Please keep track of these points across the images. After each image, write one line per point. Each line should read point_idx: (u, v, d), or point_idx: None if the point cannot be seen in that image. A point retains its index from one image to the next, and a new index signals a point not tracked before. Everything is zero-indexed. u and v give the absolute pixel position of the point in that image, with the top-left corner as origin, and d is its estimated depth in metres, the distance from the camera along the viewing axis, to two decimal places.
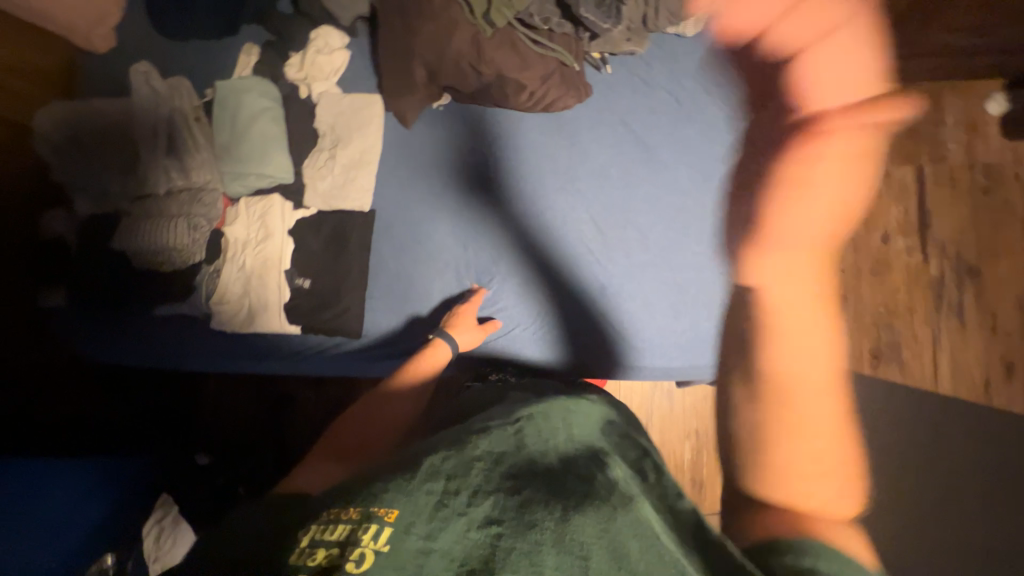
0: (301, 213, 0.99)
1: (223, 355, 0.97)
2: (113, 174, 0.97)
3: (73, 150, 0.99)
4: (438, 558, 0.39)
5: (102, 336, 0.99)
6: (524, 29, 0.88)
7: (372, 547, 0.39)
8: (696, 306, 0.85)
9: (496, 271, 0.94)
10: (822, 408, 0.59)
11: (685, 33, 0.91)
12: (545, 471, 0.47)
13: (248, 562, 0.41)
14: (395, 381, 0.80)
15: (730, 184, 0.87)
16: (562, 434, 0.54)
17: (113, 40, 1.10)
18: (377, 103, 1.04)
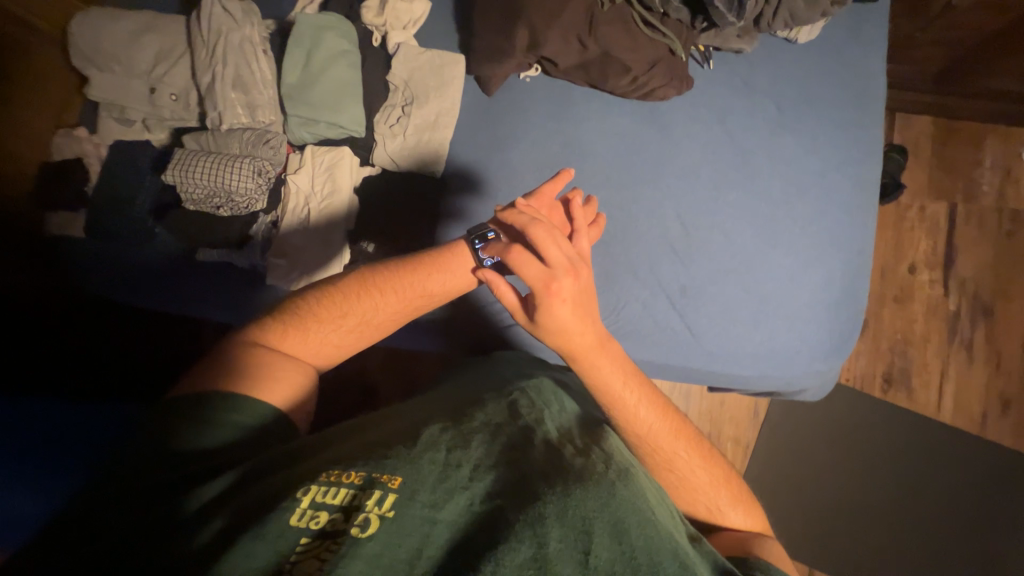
0: (368, 171, 0.94)
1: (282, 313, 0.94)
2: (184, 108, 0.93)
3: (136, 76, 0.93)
4: (441, 526, 0.45)
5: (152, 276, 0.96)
6: (640, 10, 0.85)
7: (376, 512, 0.45)
8: (775, 317, 0.85)
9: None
10: (664, 435, 0.69)
11: (796, 38, 0.89)
12: (532, 454, 0.54)
13: (243, 516, 0.46)
14: (388, 285, 0.73)
15: (823, 200, 0.87)
16: (559, 412, 0.64)
17: None
18: (461, 63, 0.96)
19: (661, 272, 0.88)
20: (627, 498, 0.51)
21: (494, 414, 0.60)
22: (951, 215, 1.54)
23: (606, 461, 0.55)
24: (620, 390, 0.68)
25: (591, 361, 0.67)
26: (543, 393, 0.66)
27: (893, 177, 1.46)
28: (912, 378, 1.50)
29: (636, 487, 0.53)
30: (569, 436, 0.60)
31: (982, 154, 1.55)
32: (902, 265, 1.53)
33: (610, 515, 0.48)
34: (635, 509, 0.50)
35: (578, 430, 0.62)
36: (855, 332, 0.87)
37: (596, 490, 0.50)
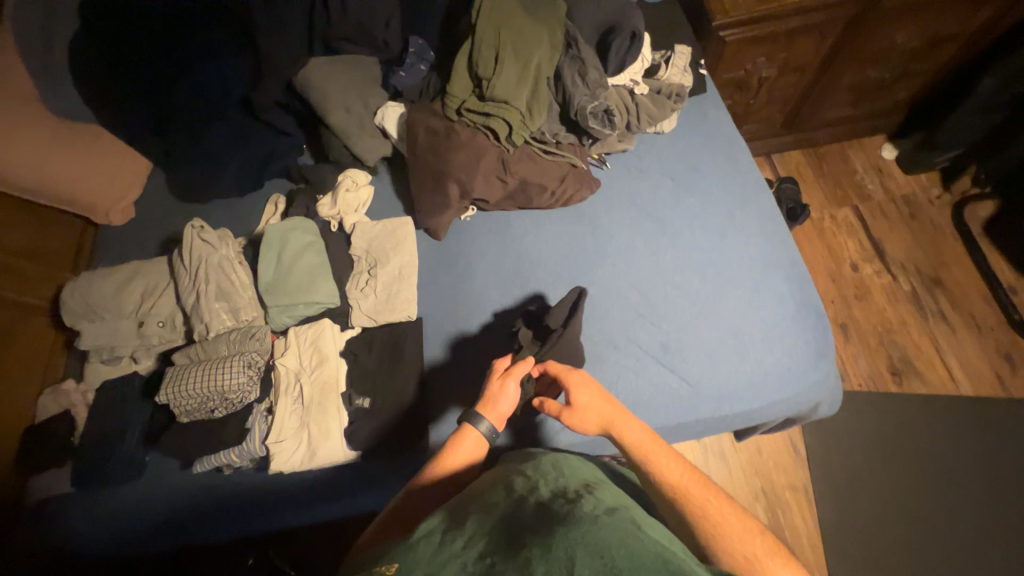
0: (350, 333, 1.02)
1: (293, 502, 0.94)
2: (171, 333, 1.02)
3: (125, 318, 1.03)
4: None
5: (159, 506, 0.96)
6: (538, 144, 1.06)
7: None
8: (754, 344, 0.91)
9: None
10: (692, 483, 0.70)
11: (662, 130, 1.12)
12: (499, 552, 0.51)
13: None
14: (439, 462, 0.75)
15: (743, 235, 1.00)
16: (557, 478, 0.66)
17: (148, 215, 1.34)
18: (409, 223, 1.12)
19: (639, 337, 0.94)
20: (611, 524, 0.52)
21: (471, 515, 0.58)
22: (859, 215, 1.76)
23: (595, 506, 0.57)
24: (617, 418, 0.74)
25: (588, 400, 0.75)
26: (541, 468, 0.69)
27: (795, 201, 1.69)
28: (916, 364, 1.53)
29: (627, 517, 0.54)
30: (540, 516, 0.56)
31: (853, 164, 1.84)
32: (845, 267, 1.68)
33: (589, 535, 0.50)
34: (621, 533, 0.51)
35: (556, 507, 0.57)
36: (828, 335, 0.93)
37: (578, 524, 0.52)
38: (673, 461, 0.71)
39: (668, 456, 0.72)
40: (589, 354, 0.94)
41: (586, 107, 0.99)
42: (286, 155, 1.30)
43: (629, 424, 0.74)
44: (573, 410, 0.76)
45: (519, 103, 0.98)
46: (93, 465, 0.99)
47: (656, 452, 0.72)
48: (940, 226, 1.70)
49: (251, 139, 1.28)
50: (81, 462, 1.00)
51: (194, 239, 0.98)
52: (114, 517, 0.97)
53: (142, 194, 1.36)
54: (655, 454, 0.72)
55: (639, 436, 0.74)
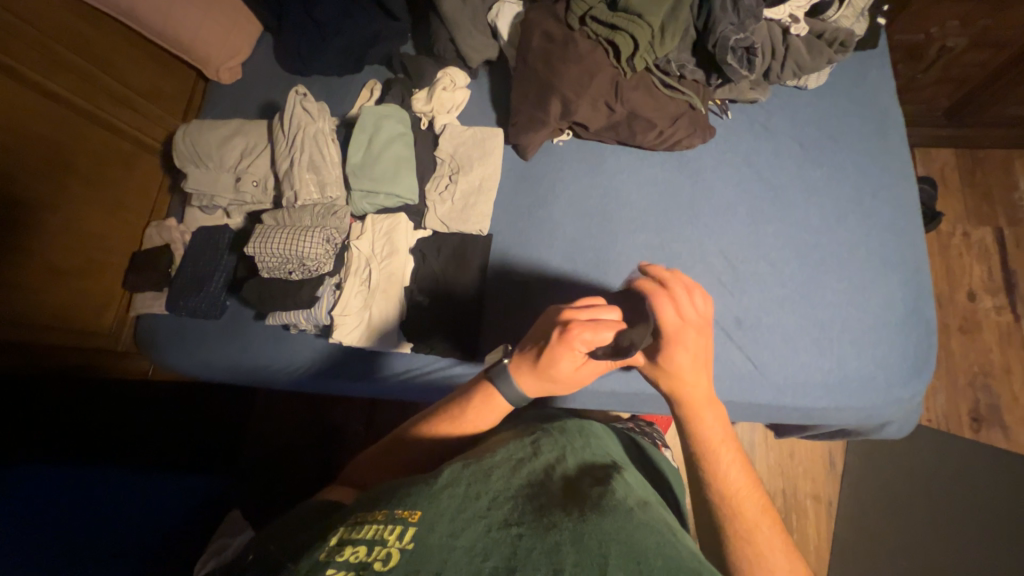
0: (422, 234, 1.03)
1: (328, 372, 1.01)
2: (261, 194, 1.08)
3: (221, 171, 1.09)
4: (458, 551, 0.47)
5: (229, 346, 1.09)
6: (659, 75, 0.95)
7: (398, 545, 0.47)
8: (841, 343, 0.83)
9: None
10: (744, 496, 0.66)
11: (806, 85, 0.97)
12: (526, 525, 0.50)
13: (281, 560, 0.48)
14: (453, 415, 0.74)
15: (866, 224, 0.88)
16: (583, 451, 0.66)
17: (254, 79, 1.37)
18: (499, 135, 1.08)
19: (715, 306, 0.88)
20: (645, 524, 0.52)
21: (498, 476, 0.57)
22: (999, 240, 1.50)
23: (627, 497, 0.56)
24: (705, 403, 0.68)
25: (683, 373, 0.68)
26: (566, 433, 0.69)
27: (927, 207, 1.47)
28: (1005, 416, 1.36)
29: (656, 515, 0.55)
30: (572, 500, 0.54)
31: (1016, 178, 1.54)
32: (960, 294, 1.47)
33: (622, 531, 0.50)
34: (655, 537, 0.51)
35: (588, 491, 0.56)
36: (929, 356, 0.83)
37: (612, 516, 0.52)
38: (738, 468, 0.68)
39: (734, 461, 0.68)
40: None
41: (729, 38, 0.86)
42: (390, 41, 1.26)
43: (710, 414, 0.69)
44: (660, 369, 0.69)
45: (654, 20, 0.86)
46: (186, 298, 1.11)
47: (722, 447, 0.68)
48: None
49: (360, 18, 1.25)
50: (175, 292, 1.13)
51: (298, 106, 0.99)
52: (195, 345, 1.11)
53: (251, 56, 1.39)
54: (723, 454, 0.68)
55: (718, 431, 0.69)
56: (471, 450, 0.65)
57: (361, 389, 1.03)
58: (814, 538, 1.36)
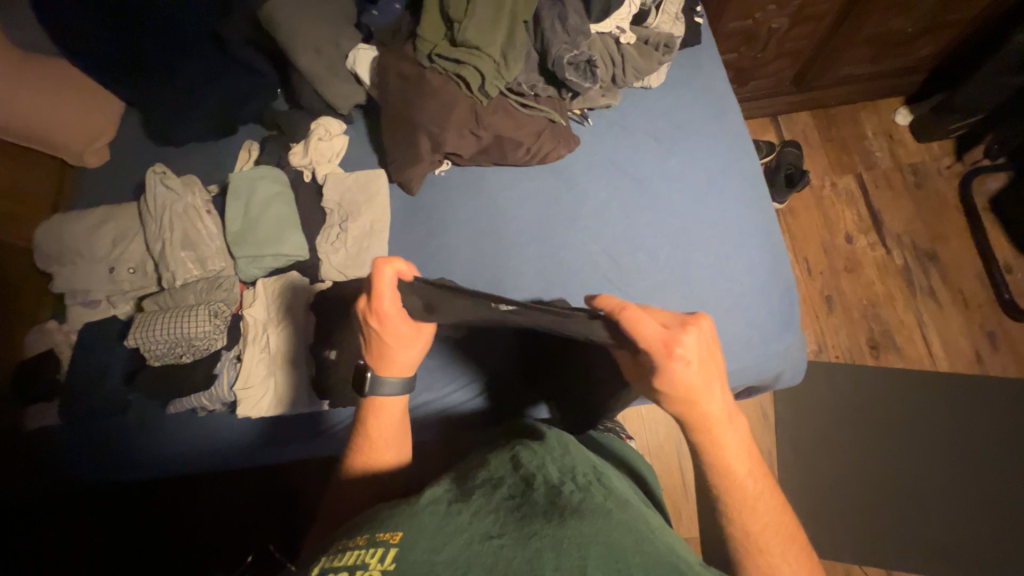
0: (319, 287, 1.01)
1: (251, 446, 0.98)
2: (142, 279, 1.04)
3: (94, 263, 1.04)
4: (440, 567, 0.47)
5: (142, 442, 1.03)
6: (514, 97, 1.00)
7: (378, 567, 0.47)
8: (719, 313, 0.90)
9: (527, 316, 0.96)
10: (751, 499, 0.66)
11: (649, 84, 1.05)
12: (512, 534, 0.51)
13: None
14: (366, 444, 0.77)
15: (722, 201, 0.97)
16: (564, 457, 0.65)
17: (123, 158, 1.31)
18: (382, 175, 1.09)
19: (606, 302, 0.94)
20: (625, 524, 0.53)
21: (480, 493, 0.57)
22: (861, 184, 1.68)
23: (605, 496, 0.58)
24: (727, 430, 0.66)
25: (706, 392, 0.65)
26: (548, 443, 0.68)
27: (796, 166, 1.62)
28: (896, 339, 1.52)
29: (637, 514, 0.56)
30: (557, 501, 0.55)
31: (863, 128, 1.74)
32: (839, 238, 1.64)
33: (603, 533, 0.51)
34: (635, 533, 0.52)
35: (568, 493, 0.57)
36: (793, 309, 0.93)
37: (591, 518, 0.52)
38: (763, 502, 0.67)
39: (761, 493, 0.67)
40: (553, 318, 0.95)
41: (563, 57, 0.93)
42: (260, 99, 1.25)
43: (736, 443, 0.67)
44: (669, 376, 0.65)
45: (492, 50, 0.93)
46: (82, 402, 1.04)
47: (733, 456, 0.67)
48: (944, 198, 1.63)
49: (224, 81, 1.23)
50: (70, 399, 1.05)
51: (160, 185, 0.96)
52: (101, 450, 1.03)
53: (117, 135, 1.33)
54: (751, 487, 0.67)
55: (743, 464, 0.67)
56: (454, 473, 0.66)
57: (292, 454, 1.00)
58: None
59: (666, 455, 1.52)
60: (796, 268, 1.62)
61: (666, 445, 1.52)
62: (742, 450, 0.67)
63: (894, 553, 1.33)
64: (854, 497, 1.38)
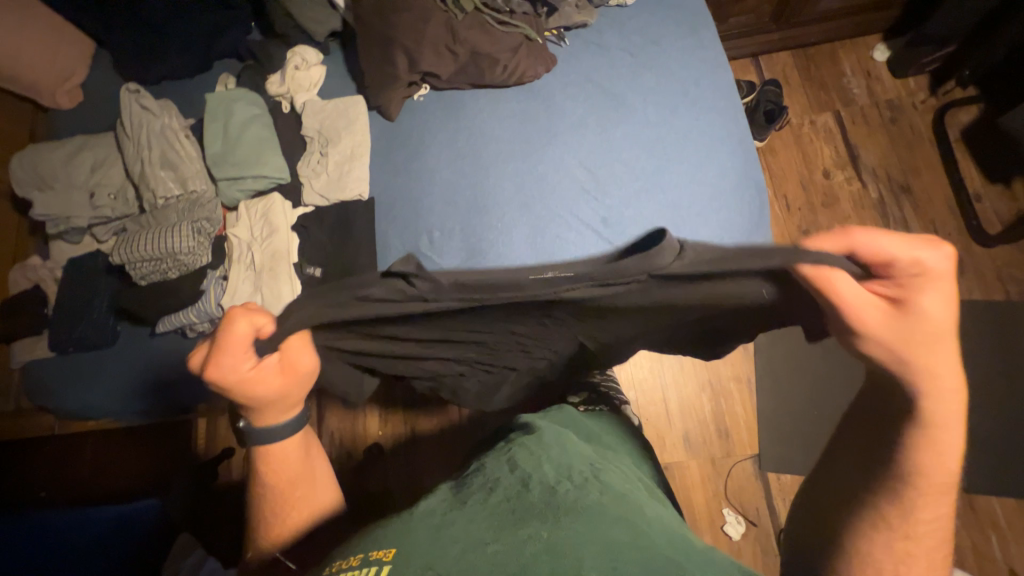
0: (302, 211, 1.03)
1: None
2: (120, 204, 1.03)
3: (71, 188, 1.02)
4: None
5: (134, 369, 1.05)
6: (489, 13, 1.02)
7: None
8: (691, 217, 0.93)
9: (508, 230, 0.98)
10: (940, 491, 0.49)
11: (625, 1, 1.06)
12: (508, 538, 0.47)
13: None
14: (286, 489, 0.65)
15: (695, 112, 0.99)
16: (559, 455, 0.62)
17: (93, 97, 1.29)
18: (361, 102, 1.09)
19: (584, 213, 0.96)
20: (617, 517, 0.51)
21: (475, 502, 0.53)
22: (839, 121, 1.71)
23: (600, 492, 0.56)
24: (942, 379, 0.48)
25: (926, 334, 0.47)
26: (542, 441, 0.65)
27: (775, 103, 1.64)
28: None
29: (633, 508, 0.54)
30: (552, 501, 0.53)
31: (842, 66, 1.75)
32: (817, 174, 1.67)
33: (594, 527, 0.49)
34: (629, 526, 0.50)
35: (565, 490, 0.54)
36: (764, 213, 0.95)
37: (585, 515, 0.50)
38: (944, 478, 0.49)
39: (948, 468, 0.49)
40: (530, 229, 0.97)
41: None
42: (234, 32, 1.23)
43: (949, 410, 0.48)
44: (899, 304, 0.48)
45: None
46: (70, 331, 1.06)
47: (953, 435, 0.48)
48: (919, 131, 1.66)
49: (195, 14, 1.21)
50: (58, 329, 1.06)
51: (136, 106, 0.96)
52: (93, 378, 1.06)
53: (91, 75, 1.30)
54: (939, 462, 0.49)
55: (946, 429, 0.48)
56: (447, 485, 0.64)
57: None
58: (742, 415, 1.53)
59: (651, 387, 1.56)
60: (775, 204, 1.66)
61: (651, 378, 1.56)
62: (952, 415, 0.48)
63: None
64: None
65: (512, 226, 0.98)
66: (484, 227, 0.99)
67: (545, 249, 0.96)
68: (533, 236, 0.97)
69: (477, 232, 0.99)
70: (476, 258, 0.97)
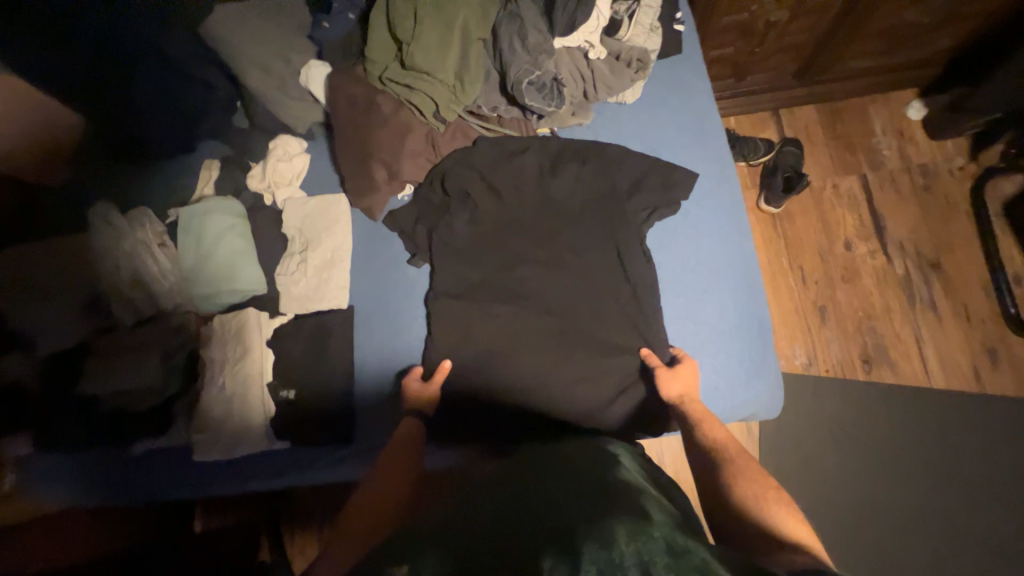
0: (279, 321, 0.99)
1: (206, 475, 0.95)
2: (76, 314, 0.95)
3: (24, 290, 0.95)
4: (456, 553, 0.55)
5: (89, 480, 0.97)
6: (475, 120, 0.95)
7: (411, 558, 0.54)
8: (684, 358, 0.87)
9: (495, 380, 0.88)
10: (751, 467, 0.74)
11: (625, 100, 0.97)
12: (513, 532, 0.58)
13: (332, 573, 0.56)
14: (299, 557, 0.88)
15: (696, 234, 0.91)
16: (565, 473, 0.70)
17: None
18: (343, 201, 1.04)
19: (579, 371, 0.87)
20: (615, 516, 0.56)
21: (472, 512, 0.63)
22: (865, 186, 1.58)
23: (605, 497, 0.61)
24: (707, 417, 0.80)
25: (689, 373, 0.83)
26: (536, 469, 0.72)
27: (794, 169, 1.52)
28: (890, 352, 1.46)
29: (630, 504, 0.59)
30: (544, 507, 0.61)
31: (872, 124, 1.61)
32: (838, 244, 1.55)
33: (574, 520, 0.57)
34: (628, 525, 0.53)
35: (554, 501, 0.62)
36: (767, 351, 0.88)
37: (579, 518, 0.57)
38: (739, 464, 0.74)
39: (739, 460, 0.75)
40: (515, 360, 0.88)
41: (522, 80, 0.85)
42: (218, 113, 1.19)
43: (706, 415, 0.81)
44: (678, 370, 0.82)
45: (444, 76, 0.87)
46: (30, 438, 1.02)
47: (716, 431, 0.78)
48: (954, 201, 1.52)
49: (178, 96, 1.17)
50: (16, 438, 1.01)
51: (106, 222, 0.94)
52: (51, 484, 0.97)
53: None
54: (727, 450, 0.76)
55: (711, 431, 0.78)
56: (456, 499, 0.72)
57: (262, 485, 0.95)
58: None
59: None
60: (790, 275, 1.55)
61: None
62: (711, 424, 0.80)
63: None
64: None
65: (497, 375, 0.88)
66: (468, 376, 0.88)
67: (535, 406, 0.86)
68: (521, 390, 0.87)
69: (459, 383, 0.88)
70: (461, 413, 0.87)
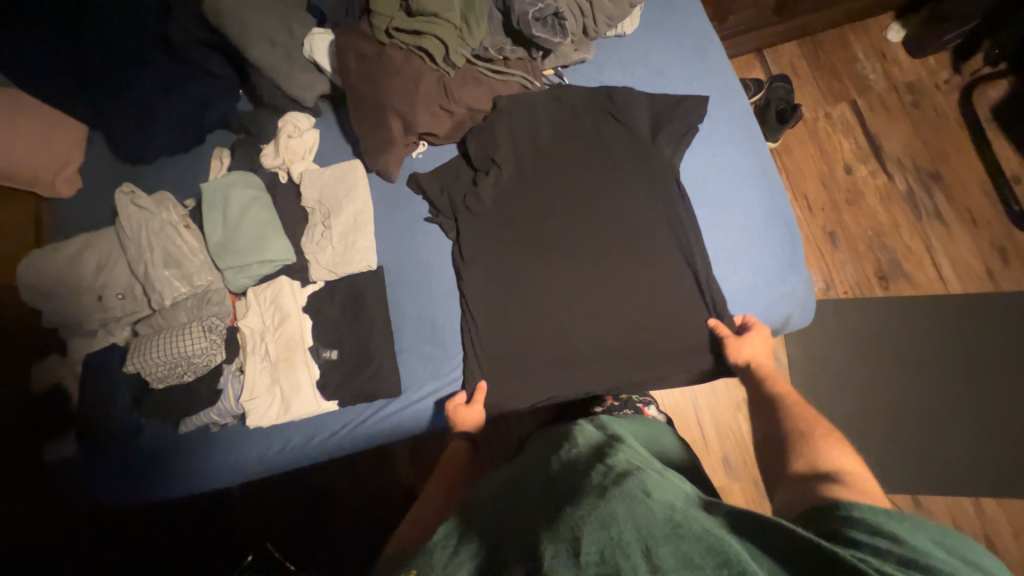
0: (311, 288, 1.00)
1: (240, 452, 0.95)
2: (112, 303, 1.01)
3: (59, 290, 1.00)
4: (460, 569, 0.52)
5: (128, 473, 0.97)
6: (483, 64, 0.97)
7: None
8: (720, 264, 0.89)
9: (536, 312, 0.90)
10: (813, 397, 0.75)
11: (624, 31, 1.00)
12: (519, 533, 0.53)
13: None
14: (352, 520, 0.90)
15: (712, 146, 0.93)
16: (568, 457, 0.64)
17: (77, 182, 1.24)
18: (359, 166, 1.04)
19: (617, 288, 0.89)
20: (617, 495, 0.50)
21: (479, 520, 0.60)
22: (856, 111, 1.61)
23: (604, 473, 0.55)
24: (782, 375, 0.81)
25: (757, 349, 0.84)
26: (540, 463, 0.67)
27: (786, 101, 1.55)
28: (905, 266, 1.48)
29: (635, 479, 0.52)
30: (547, 502, 0.56)
31: (854, 51, 1.65)
32: (838, 169, 1.58)
33: (573, 506, 0.51)
34: (628, 502, 0.48)
35: (555, 491, 0.57)
36: (797, 248, 0.90)
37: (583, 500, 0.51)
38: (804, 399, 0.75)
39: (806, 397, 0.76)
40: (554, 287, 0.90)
41: (527, 13, 0.88)
42: (222, 103, 1.20)
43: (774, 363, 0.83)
44: (742, 339, 0.84)
45: (451, 15, 0.91)
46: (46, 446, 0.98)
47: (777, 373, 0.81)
48: (945, 114, 1.56)
49: (180, 89, 1.18)
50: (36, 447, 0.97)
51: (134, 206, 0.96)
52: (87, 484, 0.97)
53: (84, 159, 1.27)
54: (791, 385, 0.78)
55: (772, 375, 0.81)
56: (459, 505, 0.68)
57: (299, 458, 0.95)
58: None
59: (684, 413, 1.51)
60: (796, 206, 1.58)
61: (682, 403, 1.51)
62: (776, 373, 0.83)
63: (928, 480, 1.30)
64: (880, 433, 1.35)
65: (538, 303, 0.90)
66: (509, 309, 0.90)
67: (580, 332, 0.88)
68: (564, 314, 0.89)
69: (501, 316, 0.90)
70: (507, 346, 0.89)
